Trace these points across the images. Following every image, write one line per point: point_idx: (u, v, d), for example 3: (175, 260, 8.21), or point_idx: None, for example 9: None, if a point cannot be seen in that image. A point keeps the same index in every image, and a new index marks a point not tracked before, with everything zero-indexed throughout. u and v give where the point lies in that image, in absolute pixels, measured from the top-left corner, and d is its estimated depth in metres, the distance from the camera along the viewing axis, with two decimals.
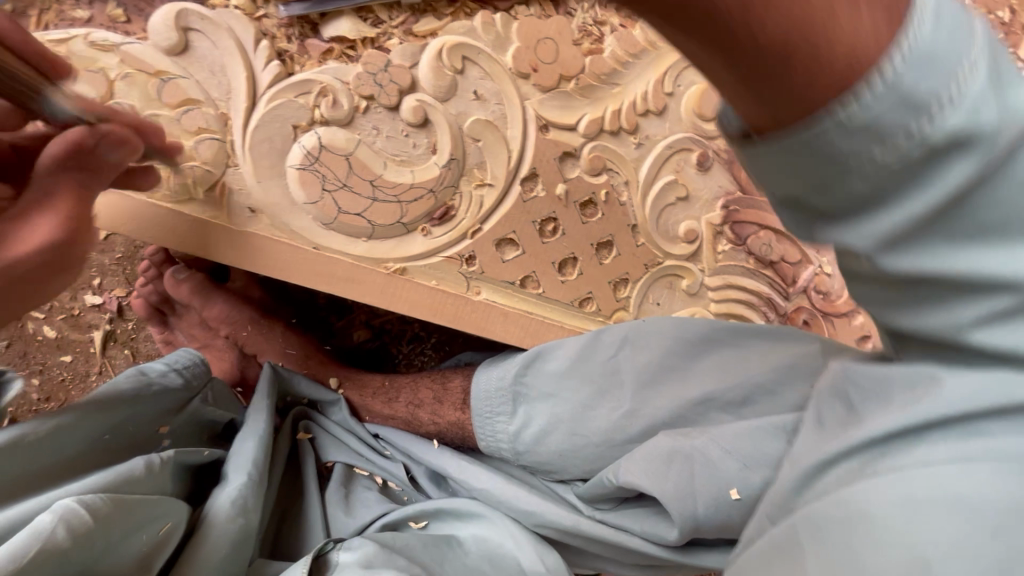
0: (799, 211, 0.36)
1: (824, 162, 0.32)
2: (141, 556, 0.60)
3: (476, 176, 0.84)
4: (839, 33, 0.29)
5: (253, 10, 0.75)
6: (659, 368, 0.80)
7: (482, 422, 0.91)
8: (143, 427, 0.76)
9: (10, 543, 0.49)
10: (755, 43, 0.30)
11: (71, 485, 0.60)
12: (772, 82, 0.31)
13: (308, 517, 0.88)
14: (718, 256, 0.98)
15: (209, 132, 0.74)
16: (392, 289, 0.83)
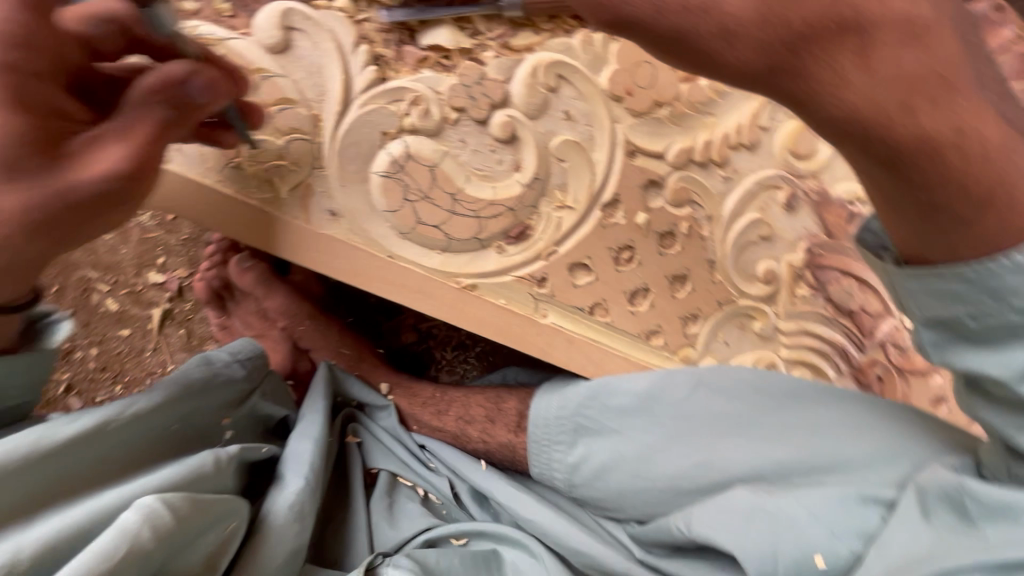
0: (940, 331, 0.47)
1: (979, 294, 0.43)
2: (207, 557, 0.62)
3: (556, 197, 0.82)
4: (1009, 210, 0.41)
5: (355, 12, 0.73)
6: (733, 417, 0.79)
7: (539, 449, 0.92)
8: (209, 418, 0.77)
9: (103, 540, 0.51)
10: (947, 201, 0.41)
11: (146, 478, 0.62)
12: (946, 230, 0.42)
13: (351, 524, 0.88)
14: (795, 300, 0.93)
15: (299, 132, 0.74)
16: (461, 305, 0.82)
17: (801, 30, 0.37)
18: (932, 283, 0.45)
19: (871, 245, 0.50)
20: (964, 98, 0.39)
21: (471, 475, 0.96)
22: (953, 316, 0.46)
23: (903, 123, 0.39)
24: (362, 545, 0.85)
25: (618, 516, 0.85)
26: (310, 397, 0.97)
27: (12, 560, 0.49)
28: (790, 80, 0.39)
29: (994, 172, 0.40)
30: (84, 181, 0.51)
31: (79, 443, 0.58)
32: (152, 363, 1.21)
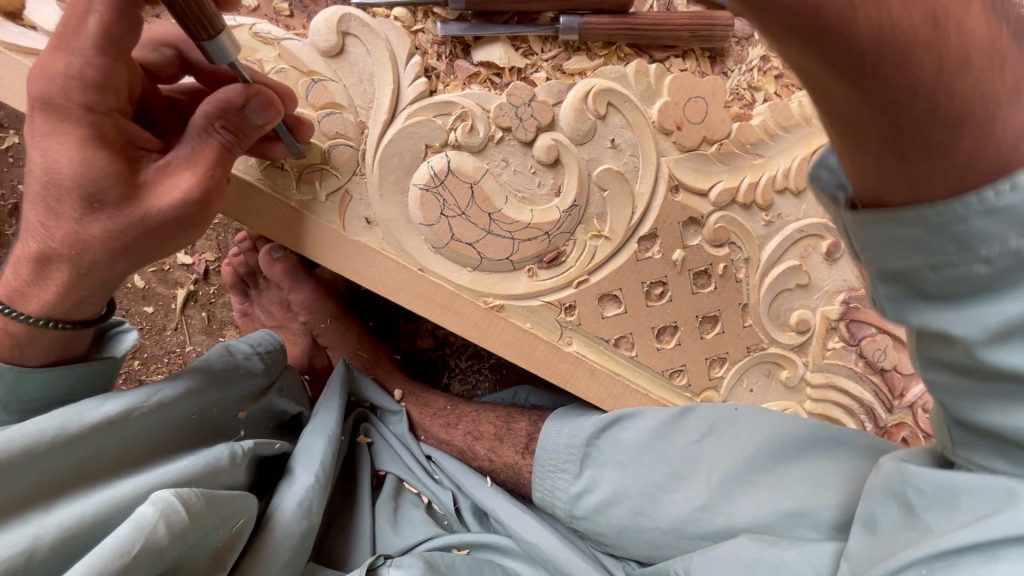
0: (896, 287, 0.39)
1: (944, 238, 0.35)
2: (215, 553, 0.62)
3: (593, 226, 0.80)
4: (999, 129, 0.32)
5: (411, 22, 0.73)
6: (745, 464, 0.75)
7: (544, 473, 0.90)
8: (228, 410, 0.76)
9: (118, 533, 0.50)
10: (927, 107, 0.32)
11: (162, 469, 0.62)
12: (926, 156, 0.33)
13: (356, 524, 0.88)
14: (826, 353, 0.90)
15: (344, 137, 0.74)
16: (485, 324, 0.81)
17: None
18: (888, 226, 0.36)
19: (824, 185, 0.41)
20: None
21: (474, 491, 0.95)
22: (914, 268, 0.37)
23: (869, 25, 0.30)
24: (364, 546, 0.85)
25: (617, 554, 0.86)
26: (325, 394, 0.96)
27: (29, 546, 0.49)
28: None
29: (977, 81, 0.31)
30: (159, 209, 0.57)
31: (102, 430, 0.58)
32: (172, 342, 1.23)
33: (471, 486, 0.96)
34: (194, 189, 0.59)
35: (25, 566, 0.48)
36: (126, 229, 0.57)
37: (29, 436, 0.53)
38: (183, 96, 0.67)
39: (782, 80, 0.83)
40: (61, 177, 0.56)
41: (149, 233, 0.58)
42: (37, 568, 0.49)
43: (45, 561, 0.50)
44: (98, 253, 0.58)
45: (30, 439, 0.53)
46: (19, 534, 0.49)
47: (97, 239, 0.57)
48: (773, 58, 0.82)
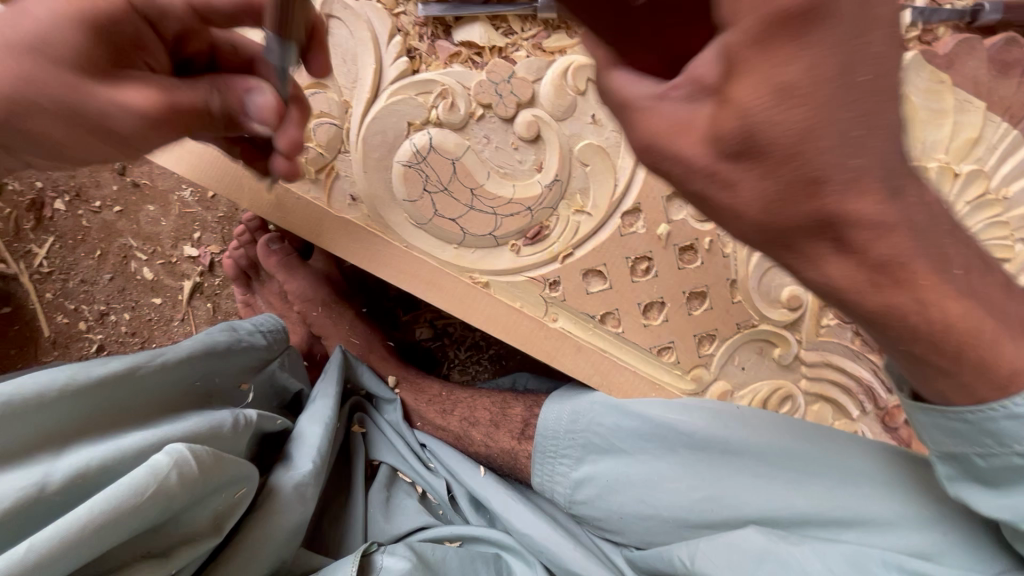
0: (960, 466, 0.57)
1: (972, 432, 0.54)
2: (215, 515, 0.62)
3: (576, 201, 0.81)
4: (1000, 362, 0.50)
5: (393, 5, 0.76)
6: (755, 454, 0.76)
7: (543, 460, 0.89)
8: (229, 382, 0.78)
9: (134, 475, 0.51)
10: (946, 352, 0.49)
11: (167, 426, 0.62)
12: (948, 378, 0.52)
13: (350, 511, 0.89)
14: (820, 330, 0.88)
15: (328, 116, 0.76)
16: (469, 299, 0.82)
17: (795, 226, 0.39)
18: (937, 418, 0.56)
19: (895, 375, 0.60)
20: (926, 285, 0.44)
21: (468, 481, 0.94)
22: (965, 452, 0.56)
23: (872, 295, 0.44)
24: (358, 533, 0.86)
25: (615, 540, 0.86)
26: (323, 381, 0.96)
27: (40, 484, 0.49)
28: (783, 254, 0.42)
29: (979, 349, 0.49)
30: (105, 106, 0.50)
31: (112, 384, 0.59)
32: (178, 332, 1.26)
33: (464, 476, 0.95)
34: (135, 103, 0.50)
35: (35, 502, 0.48)
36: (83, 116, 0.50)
37: (45, 381, 0.54)
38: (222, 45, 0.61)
39: None
40: (59, 48, 0.48)
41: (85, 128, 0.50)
42: (47, 505, 0.50)
43: (53, 500, 0.50)
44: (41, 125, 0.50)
45: (42, 386, 0.54)
46: (30, 471, 0.50)
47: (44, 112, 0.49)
48: None
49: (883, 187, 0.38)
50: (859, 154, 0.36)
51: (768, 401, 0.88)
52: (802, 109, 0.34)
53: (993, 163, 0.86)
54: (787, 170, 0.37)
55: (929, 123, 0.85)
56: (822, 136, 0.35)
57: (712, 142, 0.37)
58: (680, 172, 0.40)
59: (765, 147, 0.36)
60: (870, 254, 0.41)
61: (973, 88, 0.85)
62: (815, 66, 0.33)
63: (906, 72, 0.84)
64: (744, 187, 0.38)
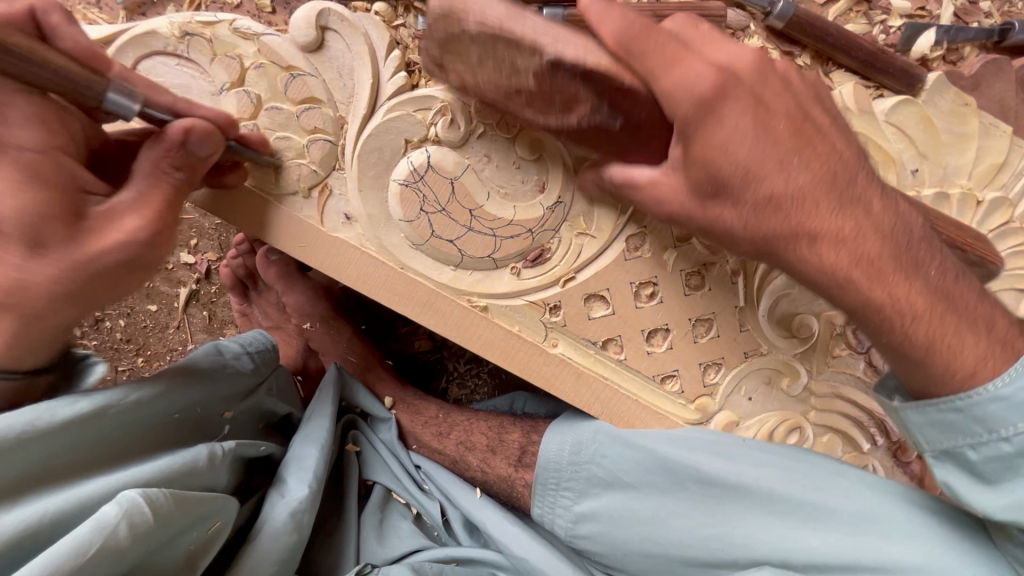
0: (954, 460, 0.59)
1: (970, 419, 0.56)
2: (187, 555, 0.59)
3: (579, 224, 0.78)
4: (970, 354, 0.56)
5: (392, 17, 0.72)
6: (763, 493, 0.73)
7: (544, 492, 0.87)
8: (211, 411, 0.75)
9: (78, 531, 0.48)
10: (921, 342, 0.57)
11: (136, 467, 0.60)
12: (927, 370, 0.58)
13: (343, 535, 0.85)
14: (832, 361, 0.85)
15: (323, 132, 0.73)
16: (467, 325, 0.79)
17: (767, 237, 0.59)
18: (928, 415, 0.59)
19: (888, 385, 0.65)
20: (895, 284, 0.58)
21: (462, 502, 0.91)
22: (957, 447, 0.58)
23: (854, 286, 0.59)
24: (350, 555, 0.83)
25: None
26: (319, 399, 0.93)
27: None
28: (777, 254, 0.60)
29: (953, 342, 0.57)
30: (106, 250, 0.55)
31: (77, 426, 0.56)
32: (174, 340, 1.24)
33: (459, 497, 0.92)
34: (144, 232, 0.58)
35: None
36: (72, 270, 0.54)
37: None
38: (133, 140, 0.67)
39: None
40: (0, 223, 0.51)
41: (97, 279, 0.56)
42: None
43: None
44: (41, 299, 0.53)
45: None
46: None
47: (37, 285, 0.53)
48: (771, 49, 0.78)
49: (832, 202, 0.58)
50: (795, 175, 0.57)
51: (775, 432, 0.85)
52: (739, 152, 0.56)
53: (1018, 190, 0.82)
54: (749, 193, 0.57)
55: (952, 147, 0.81)
56: (765, 166, 0.56)
57: (690, 190, 0.59)
58: (681, 215, 0.62)
59: (735, 182, 0.57)
60: (831, 254, 0.58)
61: (1000, 111, 0.81)
62: (739, 126, 0.55)
63: (931, 94, 0.79)
64: (733, 209, 0.59)
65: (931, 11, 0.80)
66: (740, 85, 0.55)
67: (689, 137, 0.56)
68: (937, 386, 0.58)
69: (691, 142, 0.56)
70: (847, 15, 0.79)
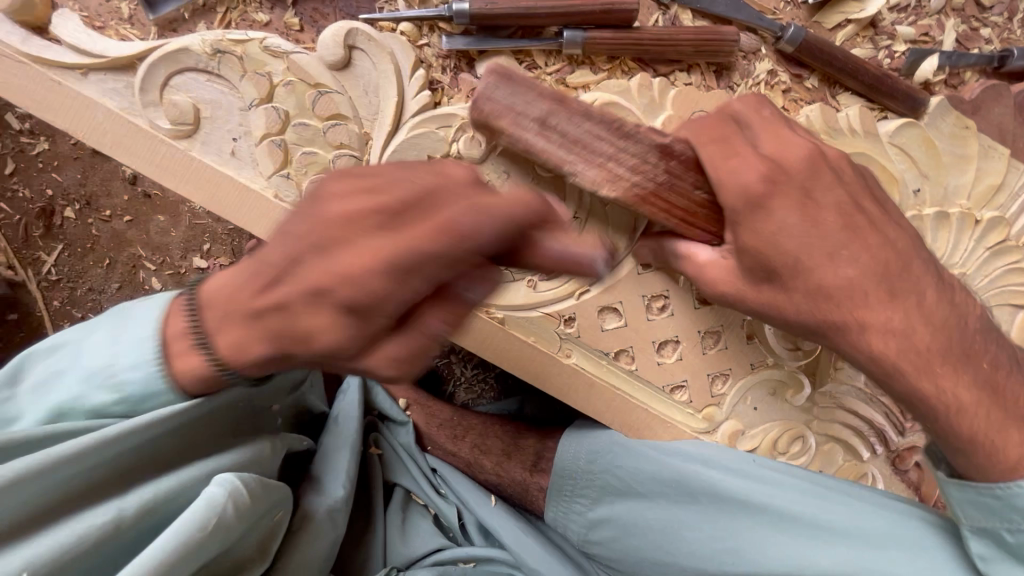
0: (987, 540, 0.63)
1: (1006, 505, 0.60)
2: (261, 540, 0.65)
3: (595, 238, 0.80)
4: (1008, 449, 0.61)
5: (417, 36, 0.74)
6: (776, 511, 0.76)
7: (558, 497, 0.93)
8: (262, 405, 0.79)
9: (192, 509, 0.54)
10: (961, 430, 0.63)
11: (217, 457, 0.67)
12: (968, 458, 0.63)
13: (371, 537, 0.90)
14: (835, 372, 0.87)
15: (348, 148, 0.75)
16: (486, 334, 0.82)
17: (824, 322, 0.65)
18: (972, 494, 0.63)
19: (935, 455, 0.69)
20: (940, 377, 0.63)
21: (478, 509, 0.93)
22: (993, 527, 0.62)
23: (905, 373, 0.64)
24: (377, 559, 0.88)
25: None
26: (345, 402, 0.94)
27: (115, 518, 0.54)
28: (831, 340, 0.66)
29: (996, 436, 0.61)
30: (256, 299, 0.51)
31: None
32: None
33: (475, 503, 0.94)
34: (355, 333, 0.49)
35: (113, 534, 0.54)
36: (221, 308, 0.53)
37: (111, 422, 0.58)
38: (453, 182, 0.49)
39: (790, 94, 0.81)
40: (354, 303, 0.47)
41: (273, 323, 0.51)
42: (120, 538, 0.55)
43: (129, 529, 0.55)
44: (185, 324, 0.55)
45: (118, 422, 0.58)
46: (105, 508, 0.55)
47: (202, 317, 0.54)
48: (780, 72, 0.81)
49: (881, 290, 0.63)
50: (847, 265, 0.63)
51: (779, 441, 0.88)
52: (792, 245, 0.62)
53: (1014, 211, 0.86)
54: (801, 282, 0.64)
55: (952, 168, 0.84)
56: (815, 260, 0.63)
57: (749, 276, 0.67)
58: (736, 299, 0.69)
59: (787, 272, 0.64)
60: (885, 341, 0.64)
61: (998, 135, 0.84)
62: (790, 221, 0.62)
63: (934, 117, 0.82)
64: (789, 296, 0.65)
65: (934, 37, 0.83)
66: (788, 182, 0.62)
67: (737, 223, 0.64)
68: (977, 472, 0.63)
69: (740, 230, 0.64)
70: (853, 39, 0.82)
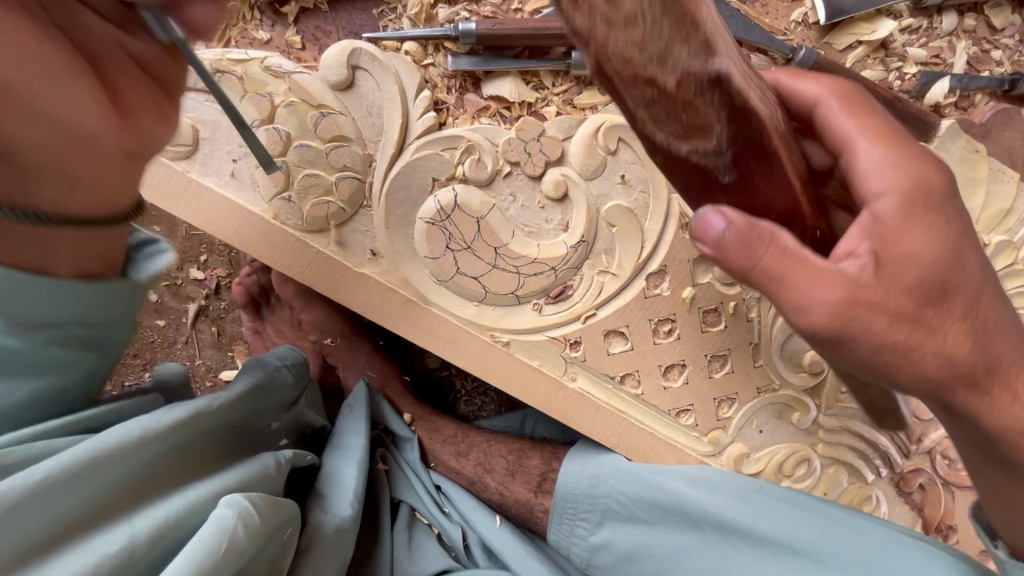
0: None
1: None
2: (272, 561, 0.62)
3: (601, 262, 0.79)
4: None
5: (422, 56, 0.73)
6: (781, 543, 0.74)
7: (561, 519, 0.89)
8: (260, 423, 0.77)
9: (204, 536, 0.53)
10: None
11: (222, 473, 0.64)
12: None
13: (377, 555, 0.87)
14: (840, 396, 0.87)
15: (351, 170, 0.74)
16: (491, 359, 0.80)
17: (962, 366, 0.51)
18: None
19: (986, 526, 0.66)
20: None
21: (482, 528, 0.92)
22: None
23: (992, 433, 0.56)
24: None
25: None
26: (352, 416, 0.94)
27: (126, 545, 0.51)
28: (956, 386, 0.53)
29: None
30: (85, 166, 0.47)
31: (176, 431, 0.60)
32: (181, 355, 1.24)
33: (479, 524, 0.92)
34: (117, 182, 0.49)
35: (129, 563, 0.51)
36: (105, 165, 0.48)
37: (112, 439, 0.55)
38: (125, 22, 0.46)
39: None
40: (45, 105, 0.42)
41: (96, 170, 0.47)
42: (136, 564, 0.52)
43: (142, 556, 0.52)
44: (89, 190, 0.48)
45: (120, 437, 0.55)
46: (115, 534, 0.52)
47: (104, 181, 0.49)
48: None
49: (997, 333, 0.55)
50: (986, 299, 0.53)
51: (785, 464, 0.87)
52: (965, 258, 0.50)
53: (1022, 234, 0.85)
54: (956, 305, 0.50)
55: (961, 192, 0.83)
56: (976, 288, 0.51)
57: (920, 297, 0.48)
58: (885, 328, 0.47)
59: (956, 294, 0.50)
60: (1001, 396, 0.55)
61: (1008, 158, 0.83)
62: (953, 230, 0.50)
63: (943, 140, 0.81)
64: (940, 334, 0.50)
65: (944, 59, 0.82)
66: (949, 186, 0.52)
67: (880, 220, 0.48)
68: None
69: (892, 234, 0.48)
70: (863, 61, 0.81)
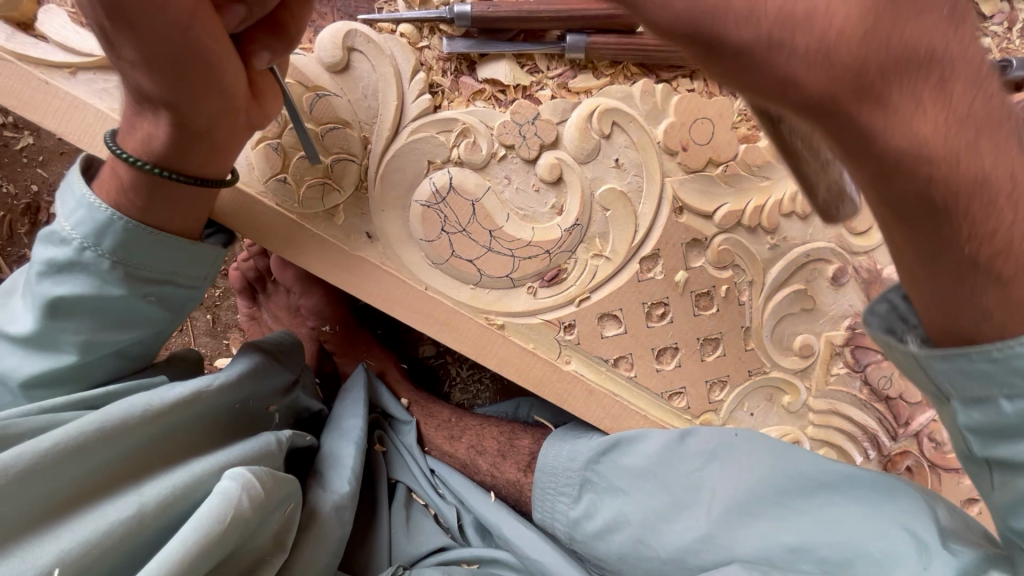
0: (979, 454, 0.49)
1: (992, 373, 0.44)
2: (275, 534, 0.63)
3: (595, 245, 0.80)
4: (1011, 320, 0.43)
5: (417, 39, 0.73)
6: (767, 501, 0.70)
7: (543, 495, 0.88)
8: (259, 406, 0.77)
9: (211, 505, 0.53)
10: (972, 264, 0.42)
11: (222, 450, 0.65)
12: (961, 307, 0.44)
13: (374, 534, 0.88)
14: (829, 379, 0.88)
15: (347, 154, 0.74)
16: (485, 341, 0.81)
17: (879, 71, 0.33)
18: (956, 364, 0.45)
19: (881, 323, 0.51)
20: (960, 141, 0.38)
21: (476, 506, 0.93)
22: (989, 395, 0.45)
23: (909, 185, 0.39)
24: (382, 556, 0.85)
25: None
26: (350, 400, 0.94)
27: (136, 514, 0.53)
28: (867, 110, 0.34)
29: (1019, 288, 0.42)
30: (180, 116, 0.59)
31: (176, 409, 0.62)
32: (176, 343, 1.23)
33: (474, 501, 0.94)
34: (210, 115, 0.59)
35: (137, 529, 0.52)
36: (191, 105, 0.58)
37: (114, 414, 0.56)
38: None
39: None
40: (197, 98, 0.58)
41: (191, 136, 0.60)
42: (146, 531, 0.53)
43: (152, 523, 0.54)
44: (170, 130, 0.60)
45: (124, 413, 0.57)
46: (125, 502, 0.54)
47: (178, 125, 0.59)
48: None
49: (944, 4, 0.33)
50: None
51: None
52: None
53: None
54: None
55: None
56: None
57: None
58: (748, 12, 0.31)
59: None
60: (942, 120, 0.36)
61: None
62: None
63: None
64: (824, 4, 0.31)
65: None
66: None
67: None
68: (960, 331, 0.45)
69: None
70: None
